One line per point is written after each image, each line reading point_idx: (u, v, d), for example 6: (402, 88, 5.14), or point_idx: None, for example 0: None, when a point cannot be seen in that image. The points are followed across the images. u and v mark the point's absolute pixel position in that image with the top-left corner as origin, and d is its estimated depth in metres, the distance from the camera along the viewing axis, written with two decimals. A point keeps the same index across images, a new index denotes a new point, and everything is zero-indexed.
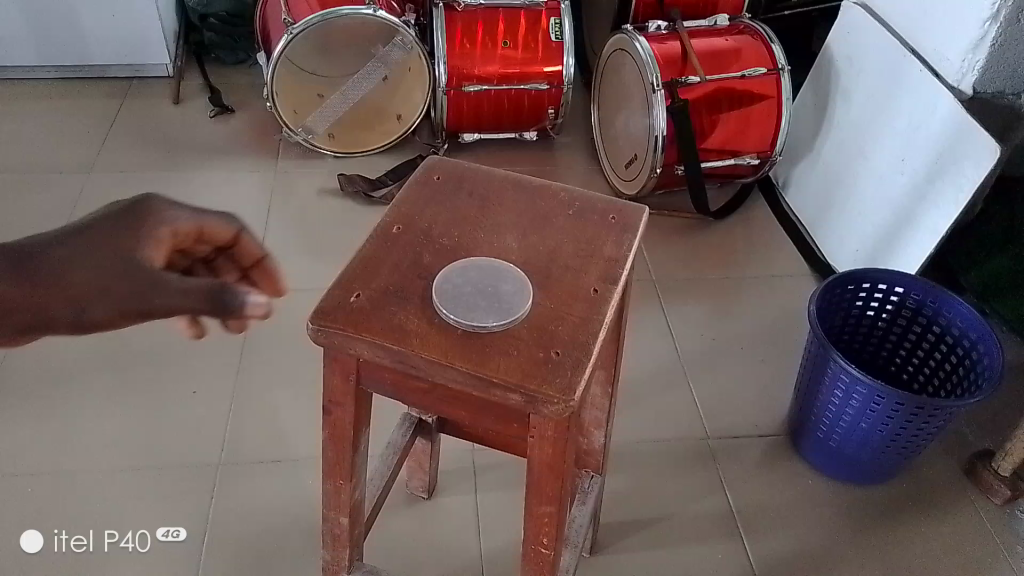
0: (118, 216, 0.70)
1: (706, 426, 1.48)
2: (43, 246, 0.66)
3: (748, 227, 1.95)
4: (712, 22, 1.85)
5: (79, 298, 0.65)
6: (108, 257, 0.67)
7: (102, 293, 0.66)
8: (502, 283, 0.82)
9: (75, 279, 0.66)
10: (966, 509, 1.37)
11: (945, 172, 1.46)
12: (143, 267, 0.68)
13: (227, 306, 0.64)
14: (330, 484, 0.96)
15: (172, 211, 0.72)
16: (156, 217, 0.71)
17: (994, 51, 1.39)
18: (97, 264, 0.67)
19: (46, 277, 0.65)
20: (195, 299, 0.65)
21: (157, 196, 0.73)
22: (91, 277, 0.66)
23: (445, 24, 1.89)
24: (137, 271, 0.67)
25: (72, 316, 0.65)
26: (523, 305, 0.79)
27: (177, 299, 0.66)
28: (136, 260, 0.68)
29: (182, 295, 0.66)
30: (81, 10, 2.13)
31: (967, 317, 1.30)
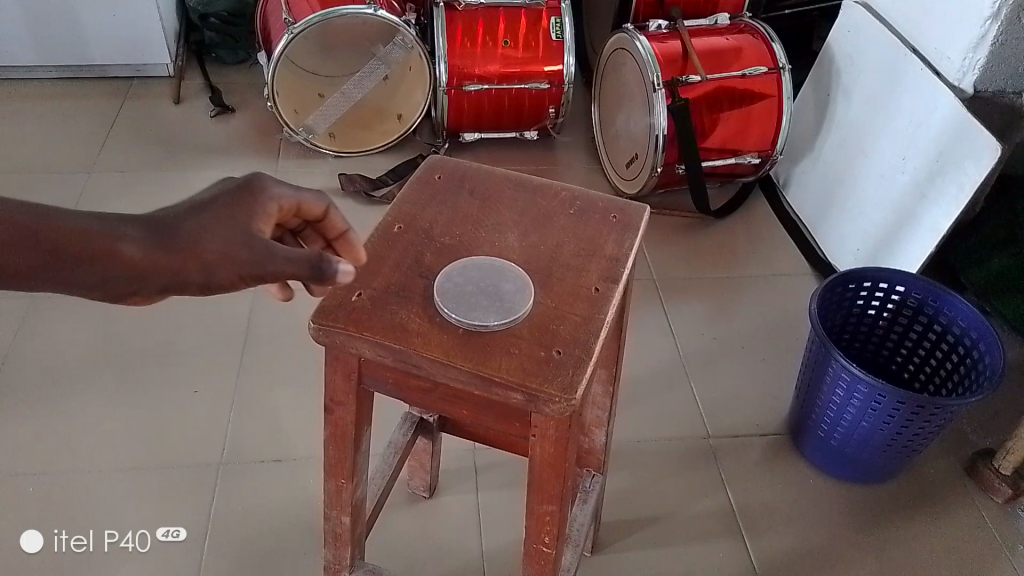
0: (231, 192, 0.69)
1: (706, 425, 1.48)
2: (175, 214, 0.66)
3: (749, 227, 1.95)
4: (712, 21, 1.85)
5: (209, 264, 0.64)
6: (230, 226, 0.66)
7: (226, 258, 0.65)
8: (503, 282, 0.82)
9: (207, 244, 0.64)
10: (967, 508, 1.37)
11: (946, 171, 1.46)
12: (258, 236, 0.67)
13: (324, 273, 0.66)
14: (332, 484, 0.96)
15: (277, 186, 0.72)
16: (261, 192, 0.71)
17: (995, 50, 1.39)
18: (225, 232, 0.66)
19: (180, 242, 0.63)
20: (307, 263, 0.65)
21: (262, 173, 0.72)
22: (223, 243, 0.65)
23: (446, 24, 1.89)
24: (254, 240, 0.66)
25: (203, 281, 0.64)
26: (525, 303, 0.79)
27: (290, 263, 0.66)
28: (253, 231, 0.68)
29: (292, 259, 0.66)
30: (81, 10, 2.13)
31: (968, 316, 1.30)
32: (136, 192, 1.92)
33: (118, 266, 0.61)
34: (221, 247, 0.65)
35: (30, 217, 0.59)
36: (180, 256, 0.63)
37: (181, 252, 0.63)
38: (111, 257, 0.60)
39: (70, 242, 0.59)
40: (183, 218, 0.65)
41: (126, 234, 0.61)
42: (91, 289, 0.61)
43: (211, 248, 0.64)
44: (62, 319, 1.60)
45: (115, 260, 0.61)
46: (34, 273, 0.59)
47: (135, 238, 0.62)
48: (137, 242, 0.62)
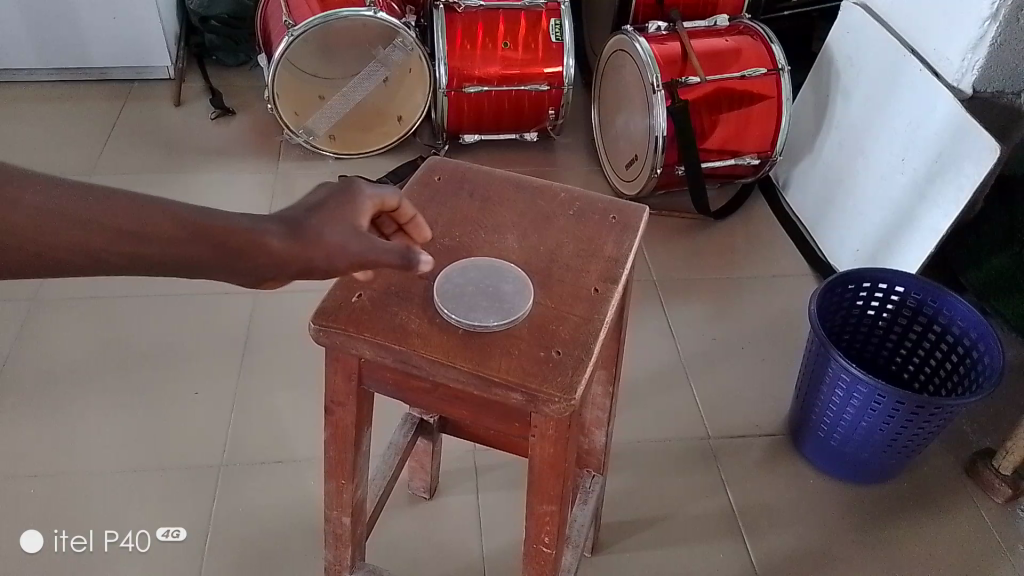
0: (335, 192, 0.69)
1: (706, 425, 1.49)
2: (295, 212, 0.66)
3: (748, 227, 1.95)
4: (712, 22, 1.86)
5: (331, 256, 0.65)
6: (343, 222, 0.67)
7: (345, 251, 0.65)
8: (502, 283, 0.82)
9: (328, 238, 0.65)
10: (967, 508, 1.37)
11: (945, 171, 1.46)
12: (366, 232, 0.67)
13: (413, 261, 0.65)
14: (332, 484, 0.96)
15: (369, 186, 0.71)
16: (360, 191, 0.70)
17: (994, 50, 1.39)
18: (341, 228, 0.66)
19: (304, 236, 0.65)
20: (402, 255, 0.65)
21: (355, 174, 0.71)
22: (341, 237, 0.65)
23: (446, 25, 1.90)
24: (362, 234, 0.67)
25: (323, 268, 0.65)
26: (524, 304, 0.79)
27: (393, 251, 0.66)
28: (360, 227, 0.68)
29: (389, 250, 0.66)
30: (82, 13, 2.14)
31: (968, 316, 1.30)
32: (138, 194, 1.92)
33: (261, 256, 0.63)
34: (340, 240, 0.65)
35: (186, 209, 0.60)
36: (307, 249, 0.64)
37: (308, 246, 0.64)
38: (253, 250, 0.62)
39: (218, 234, 0.61)
40: (305, 216, 0.66)
41: (263, 229, 0.63)
42: (230, 277, 0.63)
43: (329, 242, 0.65)
44: (63, 320, 1.61)
45: (257, 252, 0.62)
46: (189, 262, 0.60)
47: (273, 233, 0.63)
48: (276, 236, 0.63)
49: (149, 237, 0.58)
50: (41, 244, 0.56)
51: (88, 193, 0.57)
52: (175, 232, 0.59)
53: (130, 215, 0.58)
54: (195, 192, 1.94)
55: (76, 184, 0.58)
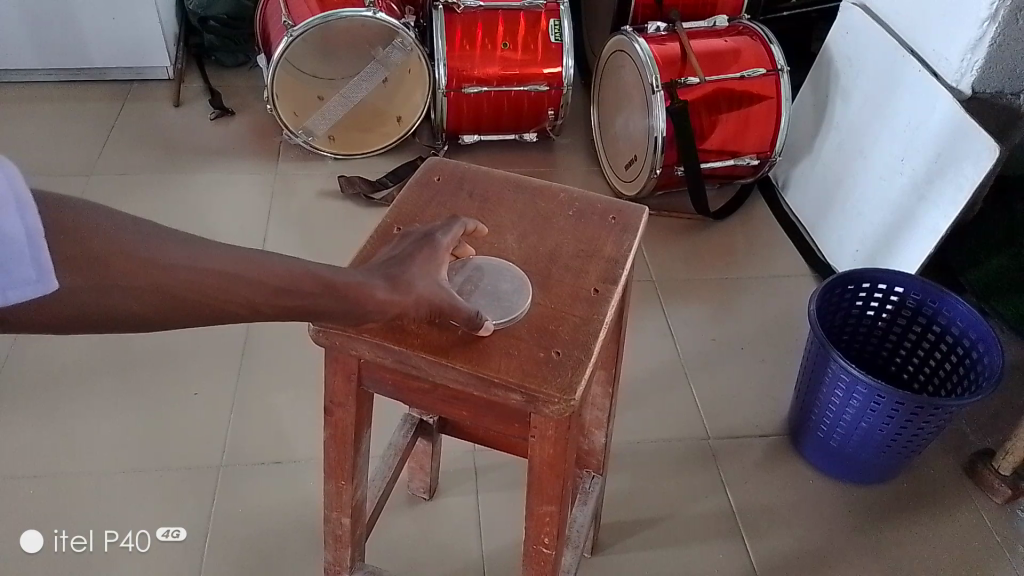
0: (417, 245, 0.76)
1: (706, 426, 1.48)
2: (389, 265, 0.73)
3: (748, 228, 1.96)
4: (711, 23, 1.86)
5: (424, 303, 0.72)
6: (429, 274, 0.74)
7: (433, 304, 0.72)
8: (501, 282, 0.82)
9: (418, 284, 0.72)
10: (967, 508, 1.37)
11: (944, 171, 1.47)
12: (446, 286, 0.74)
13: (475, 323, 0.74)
14: (332, 484, 0.96)
15: (446, 235, 0.78)
16: (438, 240, 0.77)
17: (993, 51, 1.39)
18: (429, 279, 0.73)
19: (399, 284, 0.71)
20: (468, 317, 0.74)
21: (430, 226, 0.79)
22: (431, 288, 0.73)
23: (445, 26, 1.90)
24: (444, 288, 0.74)
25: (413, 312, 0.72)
26: (523, 301, 0.80)
27: (466, 309, 0.74)
28: (441, 280, 0.74)
29: (460, 309, 0.74)
30: (81, 13, 2.14)
31: (967, 317, 1.30)
32: (139, 195, 1.93)
33: (368, 303, 0.68)
34: (431, 292, 0.72)
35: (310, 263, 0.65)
36: (404, 299, 0.70)
37: (406, 296, 0.71)
38: (365, 301, 0.68)
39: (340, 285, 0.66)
40: (399, 268, 0.72)
41: (370, 283, 0.69)
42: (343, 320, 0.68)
43: (422, 292, 0.72)
44: None
45: (367, 301, 0.68)
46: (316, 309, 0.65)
47: (378, 286, 0.69)
48: (382, 288, 0.69)
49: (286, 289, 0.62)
50: (203, 302, 0.56)
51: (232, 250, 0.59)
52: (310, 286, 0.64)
53: (273, 271, 0.61)
54: (195, 193, 1.94)
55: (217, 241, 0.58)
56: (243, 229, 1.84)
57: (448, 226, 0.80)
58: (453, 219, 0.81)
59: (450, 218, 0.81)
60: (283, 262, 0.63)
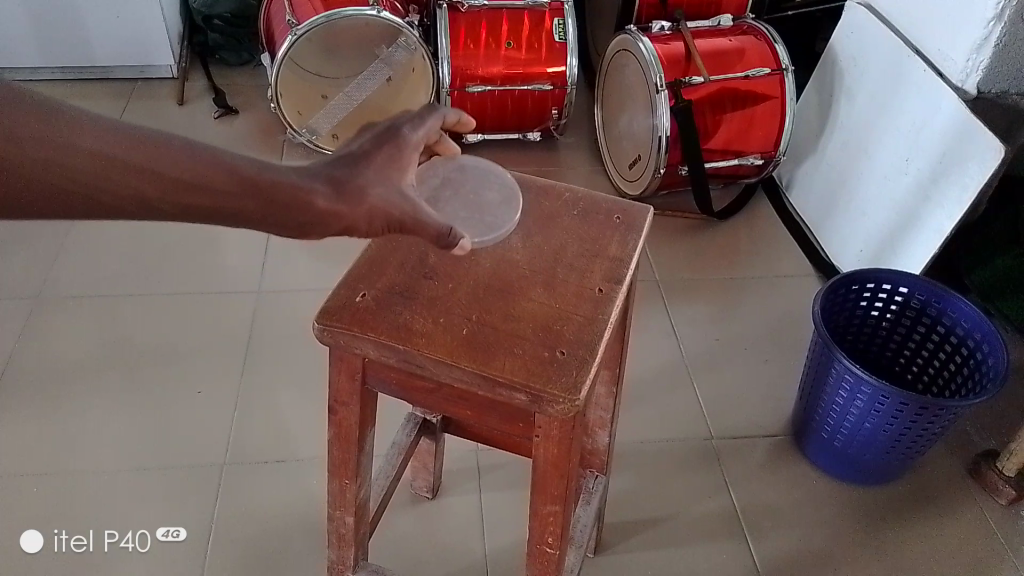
0: (380, 139, 0.65)
1: (710, 426, 1.48)
2: (338, 165, 0.62)
3: (752, 228, 1.95)
4: (716, 22, 1.85)
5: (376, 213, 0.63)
6: (388, 179, 0.64)
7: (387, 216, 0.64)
8: (487, 192, 0.87)
9: (372, 193, 0.62)
10: (970, 510, 1.37)
11: (950, 171, 1.46)
12: (410, 194, 0.66)
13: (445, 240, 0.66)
14: (336, 484, 0.96)
15: (416, 131, 0.68)
16: (406, 137, 0.67)
17: (999, 51, 1.39)
18: (389, 189, 0.64)
19: (350, 194, 0.62)
20: (437, 232, 0.65)
21: (397, 118, 0.67)
22: (386, 197, 0.63)
23: (450, 24, 1.90)
24: (407, 196, 0.65)
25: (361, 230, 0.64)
26: (513, 215, 0.87)
27: (434, 222, 0.65)
28: (404, 186, 0.65)
29: (428, 224, 0.65)
30: (85, 12, 2.14)
31: (972, 317, 1.29)
32: None
33: (300, 215, 0.60)
34: (385, 200, 0.63)
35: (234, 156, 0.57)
36: (354, 210, 0.62)
37: (357, 208, 0.62)
38: None
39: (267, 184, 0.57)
40: (350, 170, 0.62)
41: (308, 187, 0.60)
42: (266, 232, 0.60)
43: (376, 201, 0.63)
44: (65, 319, 1.61)
45: (304, 208, 0.59)
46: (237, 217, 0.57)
47: (319, 191, 0.60)
48: (323, 196, 0.60)
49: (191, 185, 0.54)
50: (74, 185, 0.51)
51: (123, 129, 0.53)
52: (229, 186, 0.56)
53: (174, 161, 0.54)
54: None
55: (102, 116, 0.53)
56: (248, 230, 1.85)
57: (421, 121, 0.69)
58: (424, 111, 0.70)
59: (426, 111, 0.70)
60: (190, 152, 0.55)
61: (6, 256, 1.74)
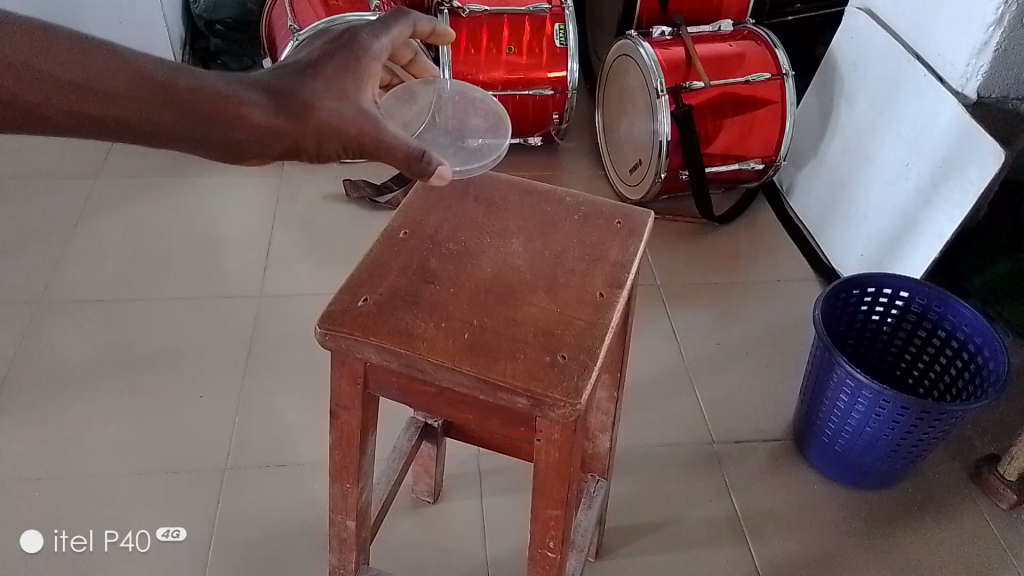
0: (334, 49, 0.74)
1: (711, 430, 1.48)
2: (288, 77, 0.71)
3: (752, 232, 1.96)
4: (716, 27, 1.86)
5: (326, 131, 0.71)
6: (342, 99, 0.72)
7: (337, 131, 0.72)
8: (470, 117, 1.01)
9: (321, 109, 0.71)
10: (971, 514, 1.37)
11: (950, 175, 1.46)
12: (370, 110, 0.74)
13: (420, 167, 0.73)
14: (337, 489, 0.96)
15: (374, 39, 0.78)
16: (366, 45, 0.76)
17: (998, 56, 1.39)
18: (341, 110, 0.72)
19: (299, 109, 0.70)
20: (408, 156, 0.73)
21: (356, 25, 0.77)
22: (338, 114, 0.72)
23: (451, 30, 1.89)
24: (368, 114, 0.74)
25: (312, 152, 0.72)
26: (501, 136, 0.97)
27: (403, 144, 0.73)
28: (363, 102, 0.74)
29: (402, 142, 0.73)
30: (87, 17, 2.15)
31: (972, 322, 1.29)
32: (143, 198, 1.94)
33: (240, 129, 0.67)
34: (336, 116, 0.72)
35: (140, 62, 0.62)
36: (301, 125, 0.70)
37: (307, 124, 0.70)
38: None
39: (184, 93, 0.63)
40: (297, 82, 0.71)
41: (249, 99, 0.67)
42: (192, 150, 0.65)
43: (326, 116, 0.71)
44: (66, 321, 1.61)
45: (241, 123, 0.66)
46: (148, 125, 0.62)
47: (257, 104, 0.67)
48: (261, 109, 0.68)
49: (90, 90, 0.59)
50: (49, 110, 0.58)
51: (17, 37, 0.56)
52: (132, 91, 0.61)
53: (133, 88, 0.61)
54: (200, 197, 1.95)
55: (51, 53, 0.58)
56: (249, 235, 1.86)
57: (385, 30, 0.80)
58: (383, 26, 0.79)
59: (392, 19, 0.80)
60: (84, 56, 0.59)
61: (8, 259, 1.75)
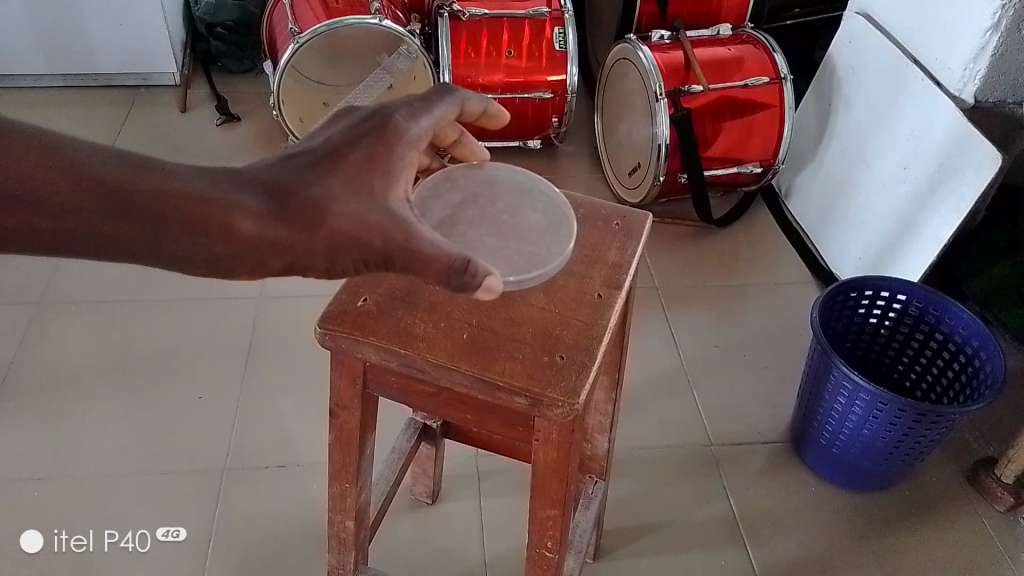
0: (358, 137, 0.65)
1: (708, 432, 1.49)
2: (294, 174, 0.61)
3: (751, 236, 1.96)
4: (715, 31, 1.87)
5: (338, 245, 0.61)
6: (367, 202, 0.62)
7: (354, 242, 0.61)
8: (524, 209, 0.81)
9: (336, 211, 0.61)
10: (968, 517, 1.37)
11: (947, 179, 1.47)
12: (402, 211, 0.63)
13: (460, 284, 0.61)
14: (336, 488, 0.97)
15: (412, 121, 0.68)
16: (406, 131, 0.67)
17: (995, 60, 1.40)
18: (360, 195, 0.62)
19: (306, 215, 0.60)
20: (450, 265, 0.61)
21: (391, 106, 0.68)
22: (355, 211, 0.62)
23: (451, 33, 1.90)
24: (398, 217, 0.62)
25: (323, 267, 0.62)
26: (565, 238, 0.79)
27: (441, 252, 0.61)
28: (393, 204, 0.63)
29: (445, 254, 0.61)
30: (89, 19, 2.16)
31: (969, 325, 1.30)
32: None
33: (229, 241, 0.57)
34: (352, 221, 0.61)
35: (123, 165, 0.54)
36: (307, 236, 0.60)
37: (316, 235, 0.60)
38: None
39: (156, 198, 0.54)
40: (304, 181, 0.61)
41: (241, 204, 0.58)
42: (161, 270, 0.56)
43: (339, 220, 0.61)
44: (66, 323, 1.61)
45: (226, 234, 0.57)
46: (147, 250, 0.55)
47: (250, 210, 0.58)
48: (253, 215, 0.58)
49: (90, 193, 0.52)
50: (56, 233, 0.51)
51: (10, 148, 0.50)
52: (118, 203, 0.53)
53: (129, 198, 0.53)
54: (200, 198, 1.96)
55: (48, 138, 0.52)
56: None
57: (427, 110, 0.70)
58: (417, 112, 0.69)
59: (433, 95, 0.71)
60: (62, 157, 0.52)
61: (8, 261, 1.75)
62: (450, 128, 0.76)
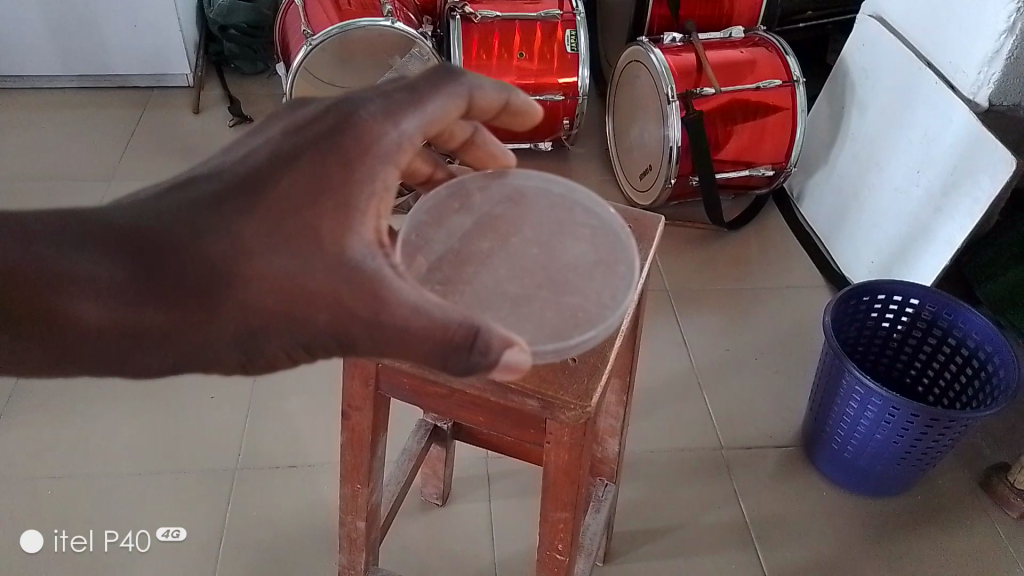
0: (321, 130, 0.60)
1: (719, 436, 1.48)
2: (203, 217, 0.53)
3: (762, 239, 1.96)
4: (727, 34, 1.86)
5: (251, 323, 0.52)
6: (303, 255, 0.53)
7: (279, 320, 0.53)
8: (553, 237, 0.73)
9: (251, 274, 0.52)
10: (980, 524, 1.36)
11: (961, 183, 1.46)
12: (370, 263, 0.53)
13: (471, 365, 0.51)
14: (348, 489, 0.97)
15: (394, 124, 0.59)
16: (387, 139, 0.58)
17: (1011, 63, 1.38)
18: (291, 252, 0.53)
19: (204, 288, 0.51)
20: (460, 337, 0.51)
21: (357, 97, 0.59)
22: (275, 278, 0.52)
23: (462, 35, 1.90)
24: (360, 272, 0.53)
25: (238, 361, 0.54)
26: (613, 278, 0.69)
27: (442, 321, 0.52)
28: (359, 254, 0.53)
29: (450, 318, 0.52)
30: (104, 21, 2.17)
31: (983, 329, 1.29)
32: None
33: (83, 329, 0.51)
34: (268, 286, 0.52)
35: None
36: (205, 314, 0.52)
37: (219, 313, 0.52)
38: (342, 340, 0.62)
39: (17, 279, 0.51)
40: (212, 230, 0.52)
41: (92, 284, 0.51)
42: (34, 364, 0.53)
43: (250, 290, 0.52)
44: None
45: (70, 323, 0.51)
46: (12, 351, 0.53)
47: (90, 296, 0.51)
48: (91, 300, 0.51)
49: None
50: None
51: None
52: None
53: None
54: None
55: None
56: None
57: (418, 110, 0.60)
58: (397, 108, 0.60)
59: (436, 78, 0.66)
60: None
61: None
62: (459, 126, 0.70)
